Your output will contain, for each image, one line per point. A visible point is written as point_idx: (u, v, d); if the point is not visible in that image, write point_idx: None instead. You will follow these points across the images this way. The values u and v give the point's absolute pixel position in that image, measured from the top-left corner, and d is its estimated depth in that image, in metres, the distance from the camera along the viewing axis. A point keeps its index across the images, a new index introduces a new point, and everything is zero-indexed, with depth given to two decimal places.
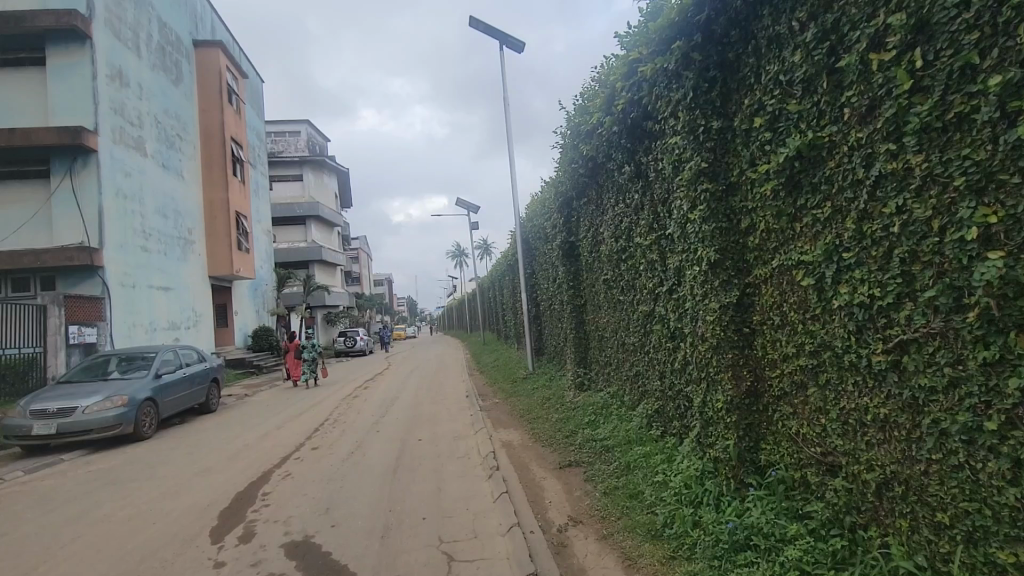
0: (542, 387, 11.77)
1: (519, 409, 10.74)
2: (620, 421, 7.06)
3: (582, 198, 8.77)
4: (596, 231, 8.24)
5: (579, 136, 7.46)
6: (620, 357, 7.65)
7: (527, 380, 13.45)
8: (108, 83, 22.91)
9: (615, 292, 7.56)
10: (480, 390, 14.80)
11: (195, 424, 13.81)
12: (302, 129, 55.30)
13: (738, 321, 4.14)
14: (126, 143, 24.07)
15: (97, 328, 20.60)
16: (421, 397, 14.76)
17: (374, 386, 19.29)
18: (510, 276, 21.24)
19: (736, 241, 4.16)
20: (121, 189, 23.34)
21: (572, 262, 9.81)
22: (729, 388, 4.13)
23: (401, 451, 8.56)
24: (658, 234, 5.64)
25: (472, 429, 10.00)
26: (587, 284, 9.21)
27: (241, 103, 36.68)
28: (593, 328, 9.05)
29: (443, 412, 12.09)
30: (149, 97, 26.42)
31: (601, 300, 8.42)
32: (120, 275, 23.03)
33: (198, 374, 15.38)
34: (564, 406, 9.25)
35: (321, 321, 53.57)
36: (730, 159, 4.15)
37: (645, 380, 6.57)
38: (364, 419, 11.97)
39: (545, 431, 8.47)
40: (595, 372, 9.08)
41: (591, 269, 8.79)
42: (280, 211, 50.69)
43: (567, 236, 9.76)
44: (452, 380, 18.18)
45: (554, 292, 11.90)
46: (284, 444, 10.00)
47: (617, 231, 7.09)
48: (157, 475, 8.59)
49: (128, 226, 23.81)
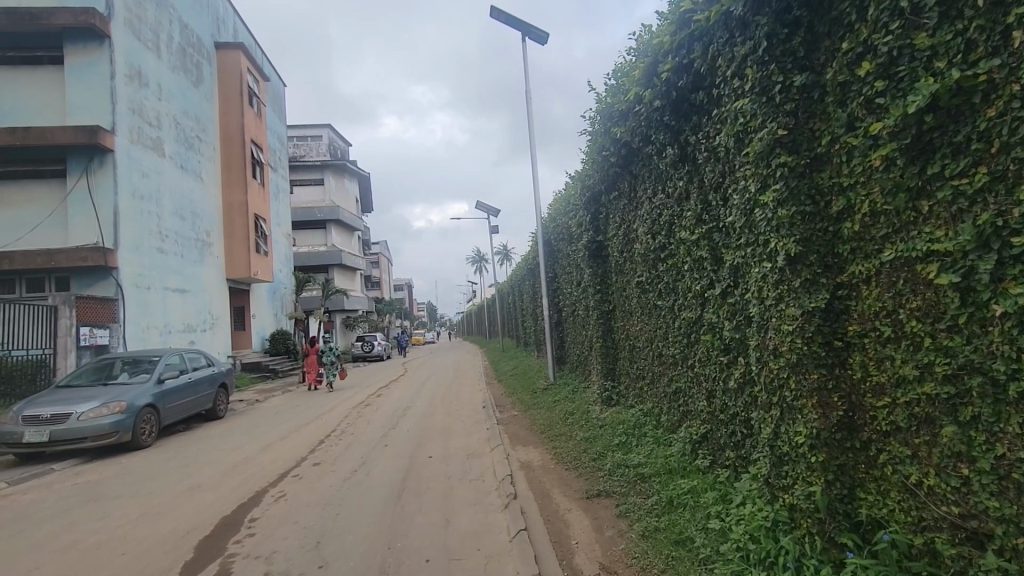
0: (564, 400, 10.85)
1: (539, 424, 9.85)
2: (657, 444, 6.14)
3: (612, 193, 7.89)
4: (629, 229, 7.34)
5: (610, 120, 6.60)
6: (655, 371, 6.73)
7: (548, 391, 12.52)
8: (126, 82, 22.79)
9: (651, 296, 6.64)
10: (497, 401, 13.93)
11: (198, 432, 13.25)
12: (324, 133, 55.44)
13: (827, 334, 3.20)
14: (144, 143, 23.90)
15: (111, 329, 20.63)
16: (435, 408, 13.91)
17: (388, 394, 18.58)
18: (530, 282, 20.39)
19: (824, 230, 3.22)
20: (137, 190, 23.12)
21: (599, 264, 8.91)
22: (815, 418, 3.19)
23: (409, 471, 7.74)
24: (709, 226, 4.73)
25: (489, 445, 9.14)
26: (616, 288, 8.31)
27: (261, 106, 36.58)
28: (624, 337, 8.14)
29: (456, 426, 11.23)
30: (168, 98, 26.29)
31: (633, 305, 7.50)
32: (134, 276, 22.76)
33: (205, 379, 14.83)
34: (589, 422, 8.33)
35: (340, 325, 53.28)
36: (816, 123, 3.23)
37: (688, 399, 5.63)
38: (373, 431, 11.21)
39: (568, 452, 7.55)
40: (626, 386, 8.16)
41: (622, 271, 7.88)
42: (300, 215, 50.71)
43: (594, 235, 8.87)
44: (469, 389, 17.31)
45: (579, 298, 10.99)
46: (284, 459, 9.28)
47: (655, 226, 6.19)
48: (144, 492, 7.94)
49: (144, 227, 23.59)
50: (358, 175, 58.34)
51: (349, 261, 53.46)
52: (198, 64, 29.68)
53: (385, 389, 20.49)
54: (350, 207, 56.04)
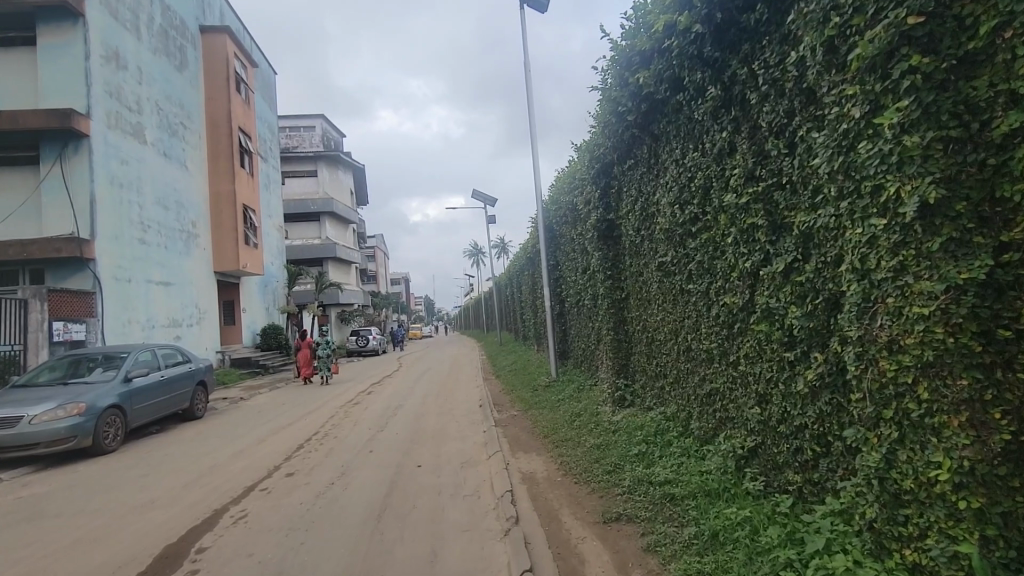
0: (570, 399, 9.81)
1: (542, 427, 8.80)
2: (688, 458, 5.11)
3: (626, 162, 6.83)
4: (647, 201, 6.28)
5: (629, 67, 5.50)
6: (682, 368, 5.68)
7: (551, 389, 11.48)
8: (103, 64, 21.56)
9: (677, 280, 5.58)
10: (495, 399, 12.93)
11: (171, 434, 12.21)
12: (316, 123, 54.12)
13: (985, 319, 2.18)
14: (123, 128, 22.69)
15: (87, 324, 19.42)
16: (428, 407, 12.84)
17: (381, 390, 17.56)
18: (529, 273, 19.34)
19: (980, 164, 2.20)
20: (115, 177, 21.87)
21: (610, 246, 7.83)
22: (967, 447, 2.19)
23: (394, 485, 6.70)
24: (768, 183, 3.68)
25: (486, 450, 8.14)
26: (631, 271, 7.23)
27: (250, 93, 35.29)
28: (640, 329, 7.06)
29: (450, 427, 10.18)
30: (149, 81, 25.04)
31: (652, 291, 6.44)
32: (114, 268, 21.55)
33: (181, 377, 13.68)
34: (601, 426, 7.28)
35: (335, 320, 52.14)
36: (967, 3, 2.18)
37: (730, 404, 4.59)
38: (359, 434, 10.19)
39: (577, 462, 6.51)
40: (643, 383, 7.10)
41: (639, 253, 6.78)
42: (293, 207, 49.47)
43: (603, 213, 7.77)
44: (465, 385, 16.25)
45: (585, 285, 9.93)
46: (256, 467, 8.23)
47: (685, 194, 5.14)
48: (89, 509, 6.90)
49: (125, 217, 22.40)
50: (352, 167, 57.08)
51: (344, 254, 52.28)
52: (181, 47, 28.39)
53: (378, 385, 19.44)
54: (344, 199, 54.77)
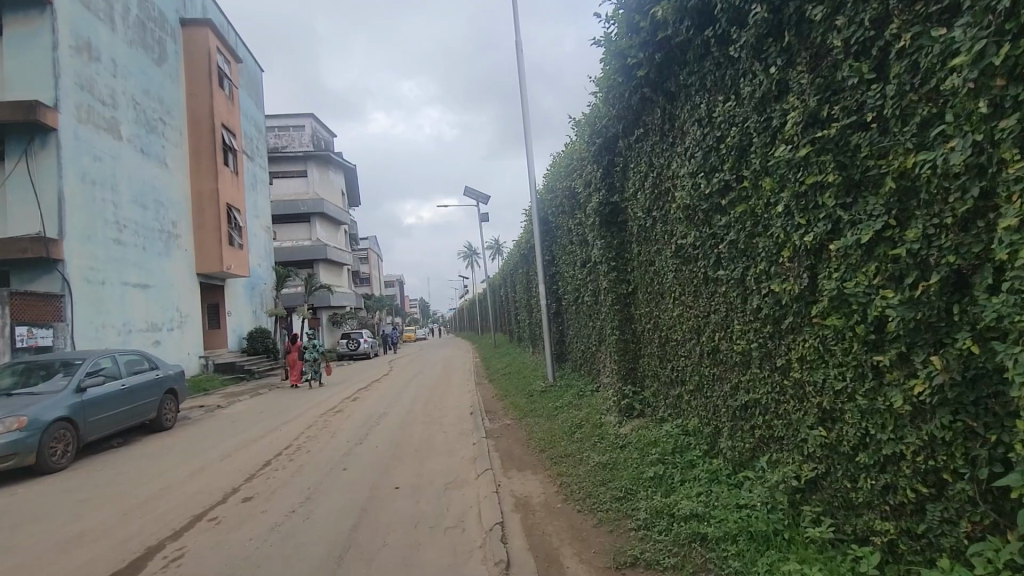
0: (569, 407, 8.81)
1: (539, 439, 7.78)
2: (719, 486, 4.13)
3: (635, 132, 5.88)
4: (661, 175, 5.31)
5: (643, 7, 4.60)
6: (706, 373, 4.71)
7: (547, 395, 10.47)
8: (74, 55, 20.47)
9: (701, 267, 4.61)
10: (488, 404, 11.96)
11: (132, 448, 11.14)
12: (306, 123, 53.07)
13: None
14: (96, 122, 21.57)
15: (54, 329, 18.31)
16: (415, 416, 11.78)
17: (367, 396, 16.55)
18: (523, 271, 18.37)
19: None
20: (87, 174, 20.72)
21: (615, 232, 6.84)
22: None
23: (366, 513, 5.69)
24: (842, 125, 2.75)
25: (476, 467, 7.18)
26: (640, 260, 6.24)
27: (234, 89, 34.18)
28: (651, 326, 6.07)
29: (436, 440, 9.14)
30: (125, 74, 23.89)
31: (667, 282, 5.45)
32: (85, 270, 20.36)
33: (144, 386, 12.51)
34: (606, 442, 6.27)
35: (326, 323, 50.92)
36: None
37: (778, 421, 3.62)
38: (336, 447, 9.19)
39: (580, 485, 5.51)
40: (656, 390, 6.10)
41: (650, 239, 5.81)
42: (282, 208, 48.30)
43: (607, 195, 6.79)
44: (456, 390, 15.26)
45: (585, 280, 8.92)
46: (213, 489, 7.21)
47: (712, 160, 4.20)
48: (8, 543, 5.86)
49: (97, 216, 21.24)
50: (344, 167, 55.97)
51: (334, 255, 51.07)
52: (160, 40, 27.25)
53: (365, 390, 18.34)
54: (335, 200, 53.55)
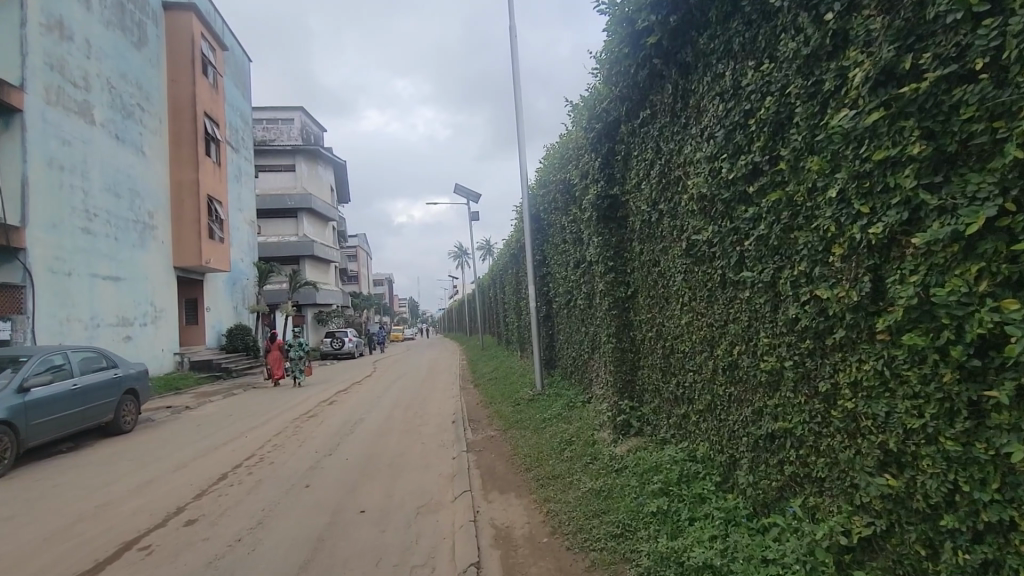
0: (558, 419, 8.07)
1: (525, 456, 7.04)
2: (737, 532, 3.41)
3: (640, 114, 5.18)
4: (670, 163, 4.61)
5: None
6: (720, 393, 4.01)
7: (535, 404, 9.76)
8: (43, 33, 19.45)
9: (718, 267, 3.91)
10: (471, 412, 11.23)
11: (82, 453, 10.27)
12: (296, 116, 52.00)
13: None
14: (66, 105, 20.54)
15: (13, 322, 17.60)
16: (394, 424, 10.96)
17: (346, 399, 15.70)
18: (513, 271, 17.63)
19: None
20: (54, 159, 19.66)
21: (613, 228, 6.13)
22: None
23: (322, 544, 4.95)
24: (934, 78, 2.09)
25: (453, 486, 6.45)
26: (642, 260, 5.54)
27: (219, 78, 33.12)
28: (653, 334, 5.35)
29: (412, 453, 8.36)
30: (100, 56, 22.84)
31: (674, 285, 4.75)
32: (49, 260, 19.30)
33: (99, 386, 11.59)
34: (600, 464, 5.55)
35: (311, 321, 49.80)
36: None
37: (818, 459, 2.93)
38: (302, 459, 8.40)
39: (569, 516, 4.78)
40: (657, 407, 5.39)
41: (655, 236, 5.11)
42: (268, 202, 47.16)
43: (605, 186, 6.08)
44: (439, 395, 14.49)
45: (579, 282, 8.20)
46: (155, 508, 6.41)
47: (737, 137, 3.51)
48: None
49: (64, 204, 20.19)
50: (334, 163, 54.91)
51: (321, 252, 49.96)
52: (140, 23, 26.19)
53: (344, 392, 17.44)
54: (324, 195, 52.42)
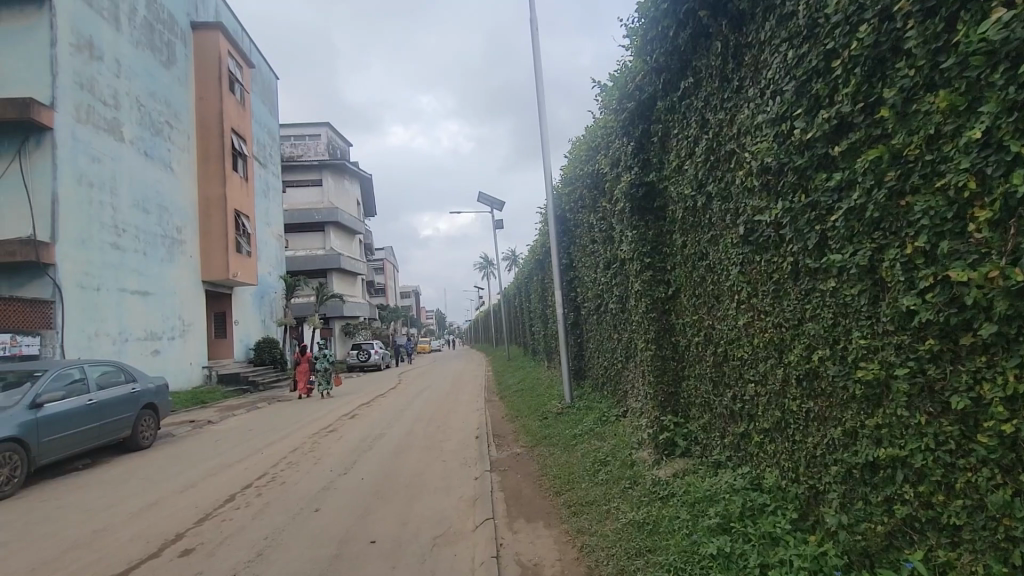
0: (590, 435, 7.35)
1: (554, 477, 6.34)
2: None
3: (682, 84, 4.50)
4: (721, 135, 3.91)
5: None
6: (795, 408, 3.25)
7: (565, 417, 9.05)
8: (74, 53, 19.81)
9: (788, 254, 3.18)
10: (496, 427, 10.57)
11: (96, 471, 9.96)
12: (322, 131, 52.67)
13: None
14: (96, 123, 20.84)
15: (41, 337, 17.65)
16: (415, 440, 10.35)
17: (368, 412, 15.21)
18: (539, 279, 16.96)
19: None
20: (84, 176, 19.91)
21: (650, 221, 5.43)
22: None
23: None
24: None
25: (476, 512, 5.79)
26: (686, 253, 4.81)
27: (245, 94, 33.56)
28: (701, 338, 4.62)
29: (431, 473, 7.73)
30: (129, 75, 23.22)
31: (727, 279, 4.01)
32: (79, 276, 19.46)
33: (115, 402, 11.32)
34: (641, 491, 4.81)
35: (339, 333, 49.90)
36: None
37: (952, 501, 2.18)
38: (316, 479, 7.85)
39: (607, 556, 4.05)
40: (708, 423, 4.64)
41: (702, 223, 4.38)
42: (296, 216, 47.64)
43: (640, 173, 5.38)
44: (463, 408, 13.86)
45: (611, 285, 7.48)
46: (153, 535, 5.92)
47: (811, 87, 2.82)
48: None
49: (94, 219, 20.41)
50: (360, 177, 55.38)
51: (348, 265, 50.16)
52: (169, 43, 26.63)
53: (366, 405, 16.93)
54: (350, 209, 52.79)
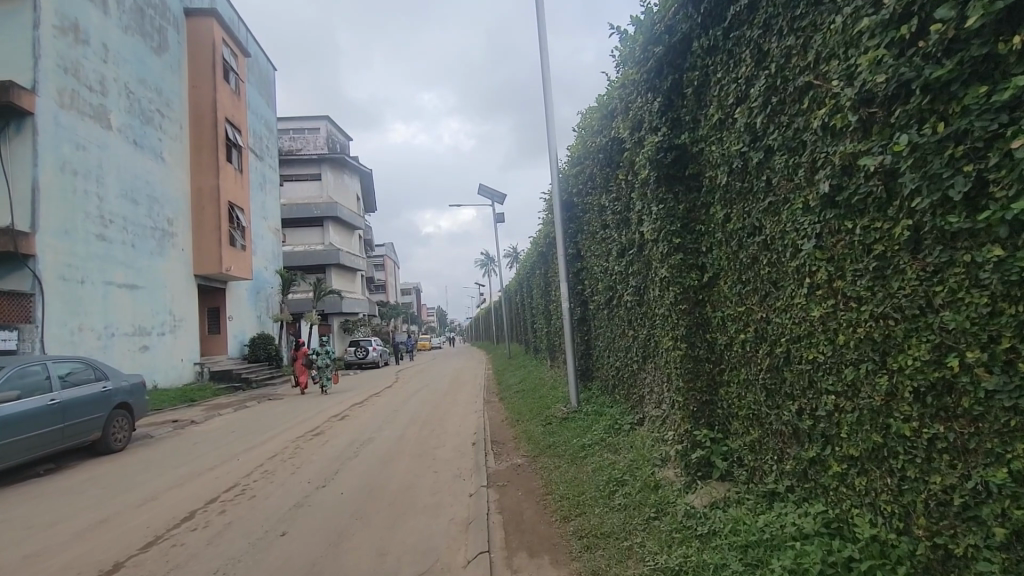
0: (603, 445, 6.42)
1: (562, 497, 5.39)
2: None
3: (731, 10, 3.56)
4: (789, 67, 2.99)
5: None
6: (911, 430, 2.33)
7: (572, 423, 8.13)
8: (57, 35, 18.78)
9: (906, 215, 2.26)
10: (495, 432, 9.66)
11: (55, 477, 9.08)
12: (322, 125, 51.73)
13: None
14: (81, 109, 19.83)
15: (19, 331, 16.62)
16: (406, 446, 9.42)
17: (360, 413, 14.29)
18: (542, 273, 16.03)
19: None
20: (68, 164, 18.91)
21: (680, 193, 4.48)
22: None
23: None
24: None
25: (473, 540, 4.87)
26: (728, 230, 3.87)
27: (241, 84, 32.54)
28: (751, 336, 3.67)
29: (421, 486, 6.79)
30: (118, 61, 22.15)
31: (793, 258, 3.08)
32: (62, 268, 18.49)
33: (83, 400, 10.41)
34: (671, 525, 3.88)
35: (337, 329, 49.01)
36: None
37: None
38: (292, 492, 6.95)
39: None
40: (757, 443, 3.71)
41: (755, 187, 3.44)
42: (294, 211, 46.74)
43: (669, 134, 4.45)
44: (460, 410, 12.96)
45: (627, 274, 6.54)
46: (89, 564, 5.02)
47: None
48: None
49: (79, 210, 19.43)
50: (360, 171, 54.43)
51: (347, 260, 49.25)
52: (161, 29, 25.56)
53: (358, 405, 16.01)
54: (349, 203, 51.87)
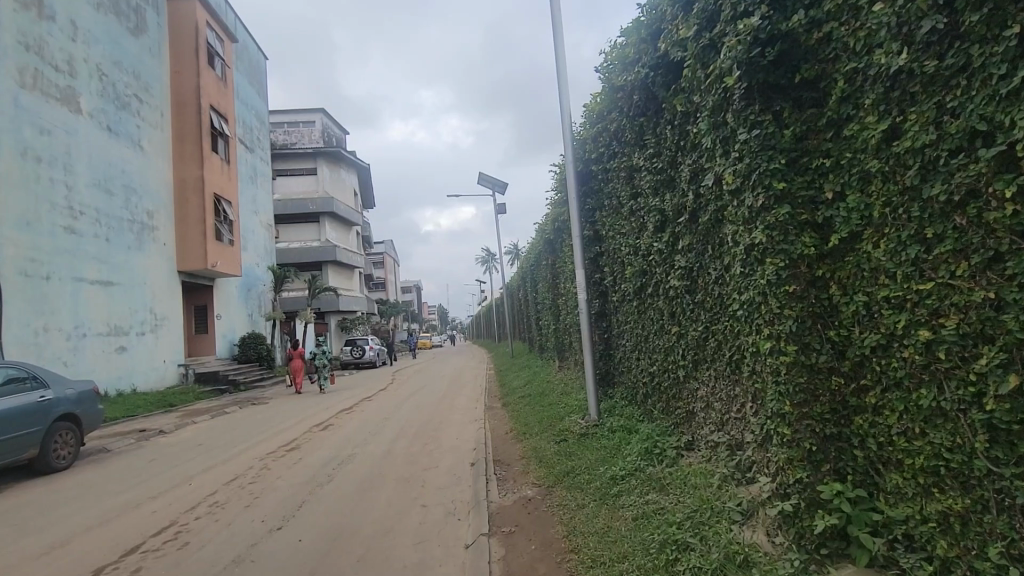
0: (641, 480, 4.83)
1: (592, 562, 3.80)
2: None
3: None
4: None
5: None
6: None
7: (594, 441, 6.59)
8: (16, 8, 16.83)
9: None
10: (499, 449, 8.09)
11: None
12: (317, 118, 49.96)
13: None
14: (47, 92, 17.89)
15: None
16: (394, 466, 7.87)
17: (347, 421, 12.72)
18: (549, 263, 14.38)
19: None
20: (30, 150, 17.07)
21: (785, 112, 2.93)
22: None
23: None
24: None
25: None
26: (893, 154, 2.31)
27: (228, 70, 30.37)
28: (949, 336, 2.11)
29: (403, 531, 5.21)
30: (90, 40, 20.14)
31: None
32: (23, 264, 16.72)
33: (15, 413, 8.84)
34: None
35: (334, 328, 47.36)
36: None
37: None
38: (238, 540, 5.36)
39: None
40: (957, 519, 2.17)
41: (977, 57, 1.95)
42: (289, 206, 45.05)
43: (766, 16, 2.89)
44: (459, 419, 11.42)
45: (673, 252, 4.97)
46: None
47: None
48: None
49: (43, 200, 17.58)
50: (357, 166, 52.73)
51: (344, 257, 47.60)
52: (139, 7, 23.46)
53: (347, 412, 14.45)
54: (346, 199, 50.20)
